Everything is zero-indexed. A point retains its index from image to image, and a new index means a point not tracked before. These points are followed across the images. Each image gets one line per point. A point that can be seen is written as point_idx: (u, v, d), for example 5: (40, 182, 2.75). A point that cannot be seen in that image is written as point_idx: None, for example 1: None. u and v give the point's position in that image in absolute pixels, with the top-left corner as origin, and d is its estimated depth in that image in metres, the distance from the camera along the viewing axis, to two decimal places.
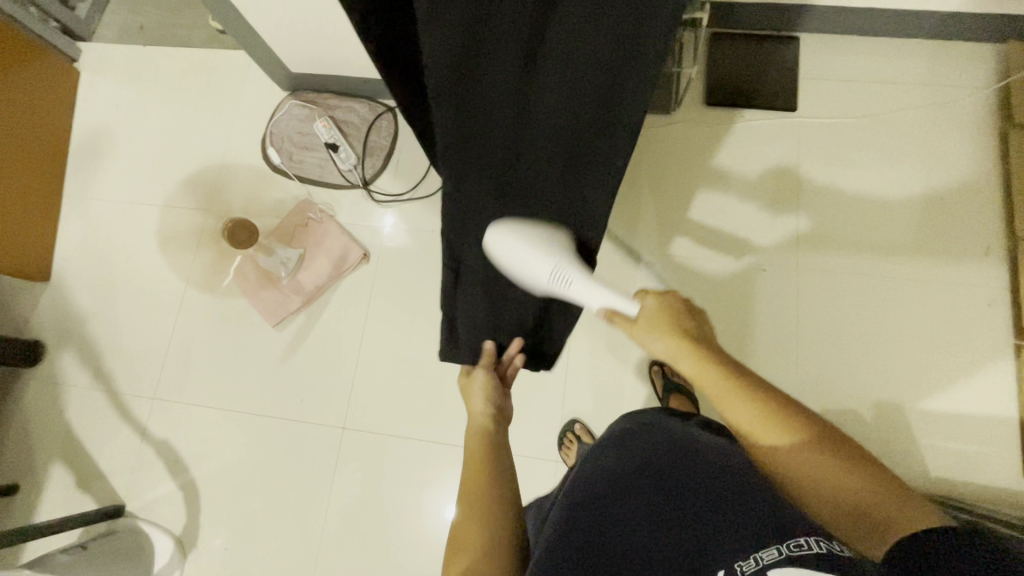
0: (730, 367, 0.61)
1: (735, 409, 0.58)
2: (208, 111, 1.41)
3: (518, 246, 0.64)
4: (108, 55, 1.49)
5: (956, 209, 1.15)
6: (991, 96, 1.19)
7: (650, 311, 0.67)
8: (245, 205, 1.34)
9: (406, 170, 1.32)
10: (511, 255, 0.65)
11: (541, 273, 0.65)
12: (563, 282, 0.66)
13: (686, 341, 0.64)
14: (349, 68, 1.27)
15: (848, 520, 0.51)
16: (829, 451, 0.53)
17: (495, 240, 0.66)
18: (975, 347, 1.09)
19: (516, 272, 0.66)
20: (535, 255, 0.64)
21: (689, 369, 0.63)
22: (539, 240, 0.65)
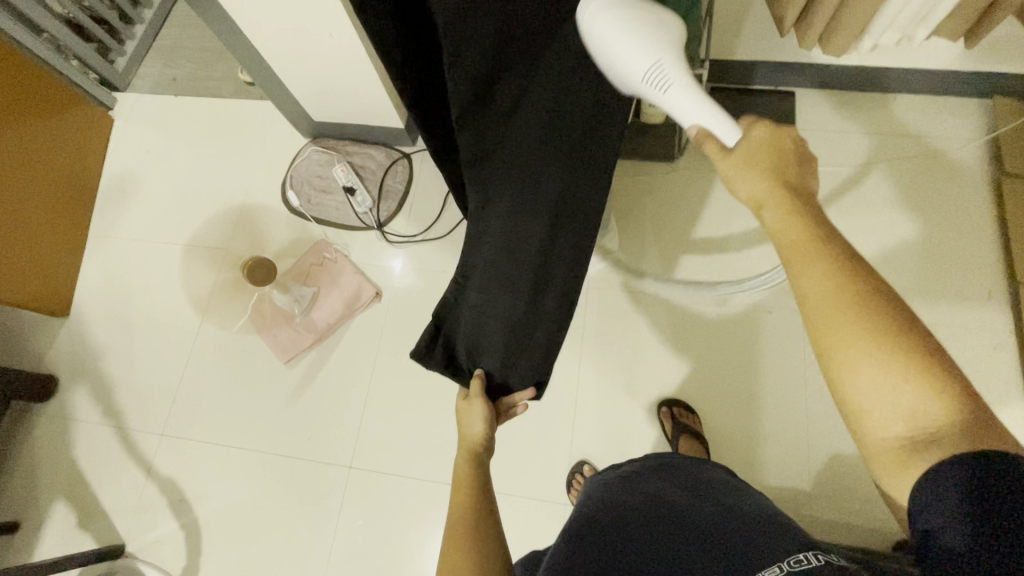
0: (821, 225, 0.47)
1: (813, 275, 0.45)
2: (233, 156, 1.48)
3: (619, 30, 0.47)
4: (141, 104, 1.59)
5: (956, 254, 1.18)
6: (982, 147, 1.24)
7: (755, 146, 0.51)
8: (263, 245, 1.39)
9: (419, 213, 1.37)
10: (612, 39, 0.47)
11: (638, 65, 0.49)
12: (659, 86, 0.50)
13: (778, 187, 0.48)
14: (368, 117, 1.34)
15: (901, 444, 0.43)
16: (909, 360, 0.42)
17: (592, 16, 0.48)
18: (984, 391, 1.09)
19: (603, 59, 0.49)
20: (636, 41, 0.48)
21: (772, 220, 0.48)
22: (643, 21, 0.48)
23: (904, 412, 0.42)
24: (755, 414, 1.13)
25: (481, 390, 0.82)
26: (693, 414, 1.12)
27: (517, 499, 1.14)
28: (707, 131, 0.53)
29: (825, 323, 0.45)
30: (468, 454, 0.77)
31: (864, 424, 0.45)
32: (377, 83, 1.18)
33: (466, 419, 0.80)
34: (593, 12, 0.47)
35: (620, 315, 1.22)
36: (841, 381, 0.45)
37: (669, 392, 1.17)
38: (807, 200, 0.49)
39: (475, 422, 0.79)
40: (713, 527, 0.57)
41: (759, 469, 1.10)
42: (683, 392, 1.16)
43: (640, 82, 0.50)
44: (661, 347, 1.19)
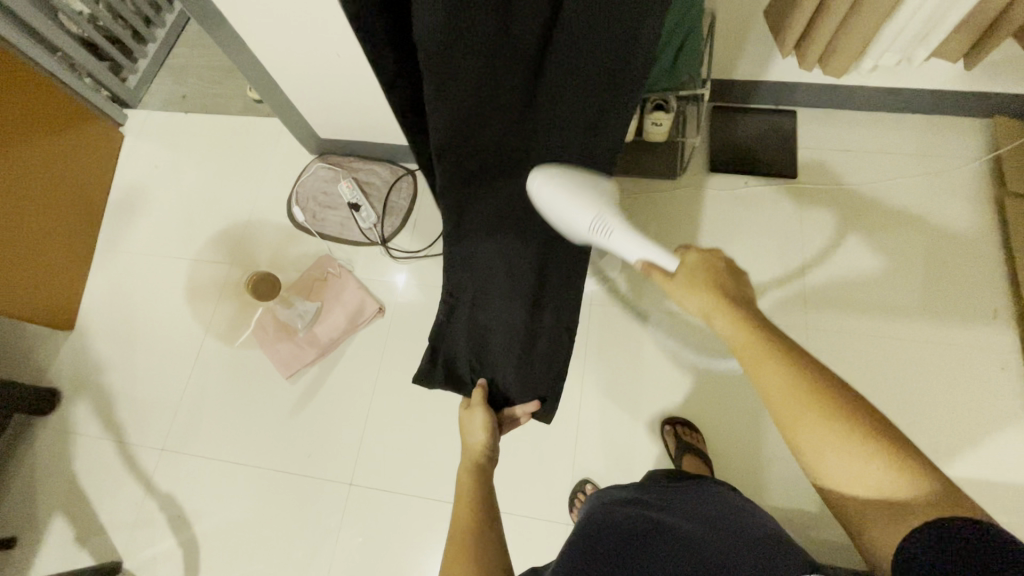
0: (766, 330, 0.57)
1: (770, 374, 0.55)
2: (239, 171, 1.50)
3: (560, 193, 0.68)
4: (151, 120, 1.62)
5: (961, 272, 1.18)
6: (984, 166, 1.25)
7: (694, 272, 0.62)
8: (267, 260, 1.40)
9: (423, 229, 1.38)
10: (554, 206, 0.68)
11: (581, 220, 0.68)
12: (602, 231, 0.67)
13: (724, 302, 0.59)
14: (373, 134, 1.36)
15: (873, 511, 0.51)
16: (862, 440, 0.51)
17: (539, 186, 0.70)
18: (992, 411, 1.08)
19: (559, 218, 0.69)
20: (575, 202, 0.67)
21: (723, 327, 0.59)
22: (582, 189, 0.68)
23: (873, 486, 0.51)
24: (759, 432, 1.12)
25: (483, 399, 0.86)
26: (697, 433, 1.11)
27: (519, 518, 1.12)
28: (651, 263, 0.66)
29: (787, 416, 0.54)
30: (472, 463, 0.78)
31: (846, 497, 0.53)
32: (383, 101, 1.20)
33: (468, 431, 0.83)
34: (539, 186, 0.69)
35: (622, 333, 1.22)
36: (810, 464, 0.54)
37: (673, 410, 1.16)
38: (743, 305, 0.60)
39: (477, 431, 0.82)
40: (718, 556, 0.57)
41: (764, 489, 1.09)
42: (686, 410, 1.15)
43: (589, 231, 0.68)
44: (664, 364, 1.19)
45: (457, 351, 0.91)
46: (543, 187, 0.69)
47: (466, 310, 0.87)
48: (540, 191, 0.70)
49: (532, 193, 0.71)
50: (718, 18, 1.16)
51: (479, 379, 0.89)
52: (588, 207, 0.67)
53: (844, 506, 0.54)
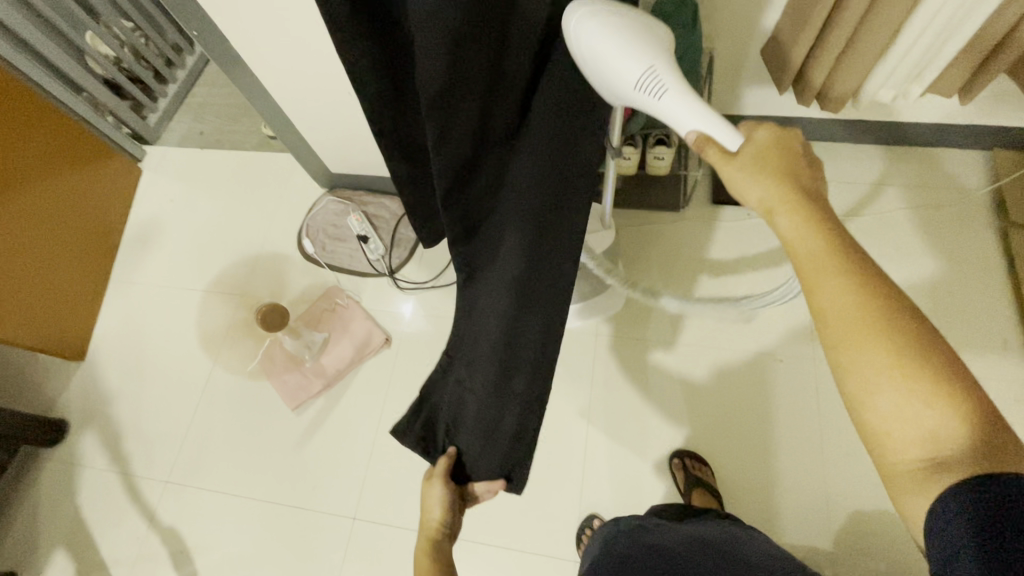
0: (840, 234, 0.42)
1: (832, 288, 0.41)
2: (252, 205, 1.54)
3: (611, 33, 0.47)
4: (168, 156, 1.67)
5: (968, 301, 1.18)
6: (986, 197, 1.26)
7: (759, 148, 0.46)
8: (277, 292, 1.42)
9: (430, 260, 1.40)
10: (601, 45, 0.47)
11: (628, 73, 0.48)
12: (653, 92, 0.49)
13: (794, 192, 0.43)
14: (382, 169, 1.40)
15: (924, 468, 0.40)
16: (925, 374, 0.40)
17: (577, 24, 0.49)
18: None
19: (599, 70, 0.50)
20: (626, 43, 0.48)
21: (785, 222, 0.43)
22: (635, 31, 0.49)
23: (922, 433, 0.40)
24: (770, 465, 1.10)
25: (445, 470, 0.84)
26: (706, 467, 1.10)
27: (525, 555, 1.10)
28: (708, 135, 0.49)
29: (840, 337, 0.42)
30: (427, 544, 0.79)
31: (886, 450, 0.42)
32: None
33: (428, 506, 0.82)
34: (579, 21, 0.48)
35: (628, 365, 1.22)
36: (854, 398, 0.42)
37: (681, 443, 1.14)
38: (818, 200, 0.44)
39: (435, 508, 0.81)
40: None
41: (776, 525, 1.06)
42: (695, 443, 1.14)
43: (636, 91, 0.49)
44: (672, 397, 1.18)
45: (454, 413, 0.85)
46: (579, 21, 0.48)
47: (466, 368, 0.81)
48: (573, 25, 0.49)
49: (568, 38, 0.50)
50: (716, 55, 1.20)
51: (450, 446, 0.86)
52: (637, 55, 0.48)
53: (885, 458, 0.42)
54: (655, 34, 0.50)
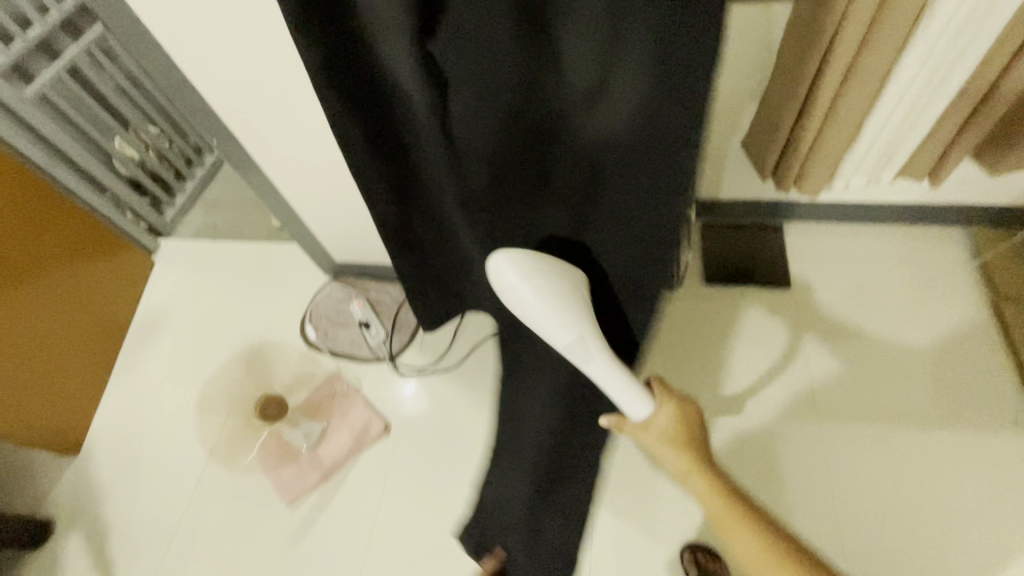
0: (727, 491, 0.72)
1: (735, 532, 0.70)
2: (258, 293, 1.58)
3: (540, 301, 0.70)
4: (180, 247, 1.74)
5: (969, 377, 1.18)
6: (973, 272, 1.29)
7: (661, 429, 0.74)
8: (278, 380, 1.42)
9: (430, 344, 1.41)
10: (536, 312, 0.70)
11: (562, 339, 0.70)
12: (583, 357, 0.70)
13: (697, 464, 0.73)
14: (385, 257, 1.45)
15: None
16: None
17: (510, 276, 0.72)
18: (1017, 529, 1.05)
19: (540, 327, 0.71)
20: (560, 318, 0.70)
21: (676, 461, 0.74)
22: (565, 307, 0.70)
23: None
24: None
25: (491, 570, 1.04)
26: (720, 561, 1.04)
27: None
28: (623, 404, 0.73)
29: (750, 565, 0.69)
30: None
31: None
32: None
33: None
34: (517, 286, 0.71)
35: (632, 450, 1.17)
36: None
37: (692, 534, 1.09)
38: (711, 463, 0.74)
39: None
40: None
41: None
42: (706, 533, 1.09)
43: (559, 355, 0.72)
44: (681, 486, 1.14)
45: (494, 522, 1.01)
46: (508, 275, 0.72)
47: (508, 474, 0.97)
48: (498, 279, 0.73)
49: (505, 290, 0.73)
50: None
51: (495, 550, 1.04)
52: (562, 325, 0.70)
53: None
54: (578, 299, 0.72)
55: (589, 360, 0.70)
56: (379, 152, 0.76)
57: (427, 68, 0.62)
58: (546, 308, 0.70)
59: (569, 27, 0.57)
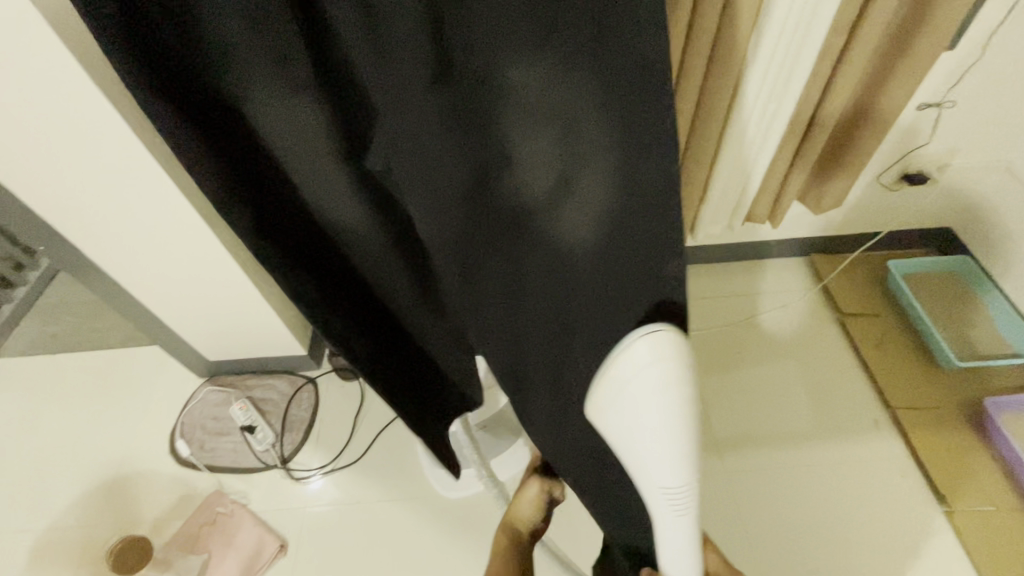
0: None
1: None
2: (115, 409, 1.36)
3: (668, 419, 0.45)
4: (8, 367, 1.46)
5: (834, 388, 1.33)
6: (819, 295, 1.48)
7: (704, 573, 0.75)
8: (143, 512, 1.21)
9: (329, 439, 1.29)
10: (650, 417, 0.45)
11: (669, 482, 0.49)
12: (676, 510, 0.51)
13: None
14: (267, 350, 1.32)
15: None
16: None
17: (643, 358, 0.45)
18: (899, 523, 1.15)
19: (648, 456, 0.48)
20: (675, 467, 0.48)
21: None
22: (687, 458, 0.48)
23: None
24: None
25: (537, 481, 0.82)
26: None
27: None
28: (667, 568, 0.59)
29: None
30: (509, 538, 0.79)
31: None
32: (274, 315, 1.20)
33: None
34: (644, 364, 0.45)
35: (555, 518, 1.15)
36: None
37: None
38: None
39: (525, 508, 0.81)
40: None
41: None
42: None
43: (658, 505, 0.51)
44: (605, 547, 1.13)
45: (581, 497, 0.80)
46: (647, 372, 0.45)
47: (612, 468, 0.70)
48: (618, 382, 0.47)
49: (629, 361, 0.46)
50: None
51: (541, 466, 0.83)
52: (684, 477, 0.49)
53: None
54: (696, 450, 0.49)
55: (683, 522, 0.52)
56: (333, 300, 0.66)
57: (372, 188, 0.55)
58: (671, 450, 0.47)
59: (519, 124, 0.39)
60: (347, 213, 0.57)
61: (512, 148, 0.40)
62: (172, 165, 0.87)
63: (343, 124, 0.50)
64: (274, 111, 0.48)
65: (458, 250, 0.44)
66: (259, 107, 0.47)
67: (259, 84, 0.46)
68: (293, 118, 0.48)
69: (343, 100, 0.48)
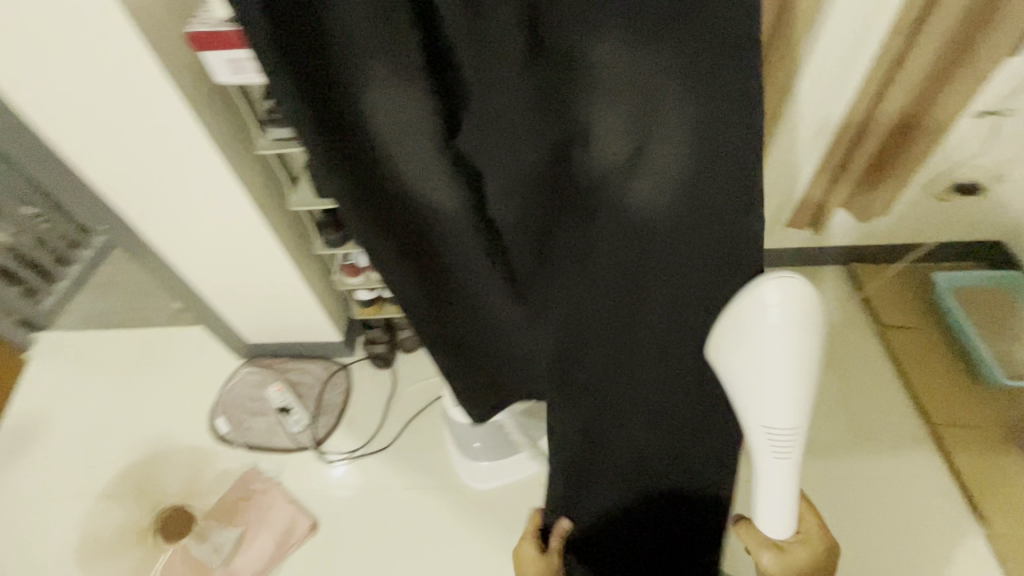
0: None
1: None
2: (159, 385, 1.42)
3: (784, 354, 0.49)
4: (62, 340, 1.54)
5: (871, 401, 1.29)
6: (860, 305, 1.44)
7: None
8: (182, 485, 1.26)
9: (360, 425, 1.32)
10: (775, 347, 0.49)
11: (779, 423, 0.53)
12: (781, 451, 0.55)
13: None
14: (304, 335, 1.35)
15: None
16: None
17: (772, 295, 0.49)
18: (934, 544, 1.12)
19: (760, 391, 0.51)
20: (782, 408, 0.52)
21: None
22: (802, 399, 0.51)
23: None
24: None
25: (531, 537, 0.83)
26: None
27: None
28: (761, 516, 0.62)
29: None
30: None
31: None
32: (312, 301, 1.23)
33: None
34: (771, 300, 0.49)
35: None
36: None
37: None
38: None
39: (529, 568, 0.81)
40: None
41: None
42: None
43: (760, 445, 0.56)
44: None
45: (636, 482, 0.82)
46: (775, 310, 0.49)
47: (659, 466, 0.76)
48: (740, 322, 0.51)
49: (757, 302, 0.50)
50: None
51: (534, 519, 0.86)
52: (795, 421, 0.52)
53: None
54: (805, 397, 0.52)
55: (781, 463, 0.56)
56: (433, 267, 0.76)
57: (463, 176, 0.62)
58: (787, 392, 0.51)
59: (596, 100, 0.51)
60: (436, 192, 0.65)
61: (586, 126, 0.53)
62: (227, 152, 0.90)
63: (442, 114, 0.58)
64: (387, 101, 0.55)
65: (523, 208, 0.59)
66: (369, 99, 0.56)
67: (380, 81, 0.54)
68: (409, 110, 0.56)
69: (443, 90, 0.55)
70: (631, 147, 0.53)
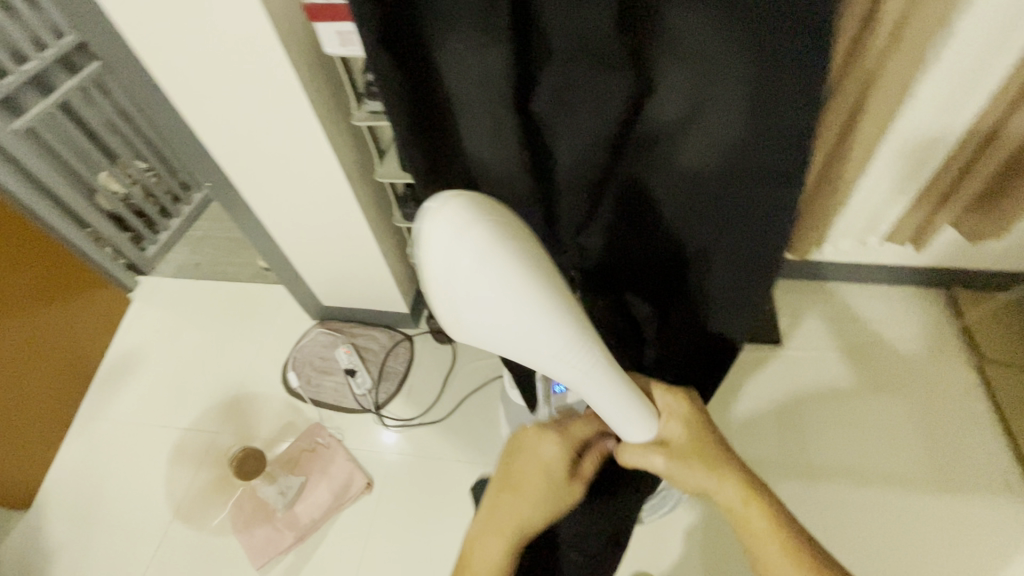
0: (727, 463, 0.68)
1: (753, 514, 0.65)
2: (240, 335, 1.53)
3: (497, 279, 0.46)
4: (160, 286, 1.70)
5: (959, 437, 1.19)
6: (958, 334, 1.32)
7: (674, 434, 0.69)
8: (255, 429, 1.36)
9: (419, 395, 1.36)
10: (483, 287, 0.46)
11: (547, 345, 0.51)
12: (577, 364, 0.54)
13: (694, 439, 0.69)
14: (374, 303, 1.41)
15: None
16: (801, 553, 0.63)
17: (438, 227, 0.47)
18: None
19: (500, 330, 0.50)
20: (543, 333, 0.50)
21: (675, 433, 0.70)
22: (551, 309, 0.49)
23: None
24: None
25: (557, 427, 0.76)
26: None
27: None
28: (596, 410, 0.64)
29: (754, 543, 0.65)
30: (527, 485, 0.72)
31: None
32: (386, 271, 1.28)
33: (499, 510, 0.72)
34: (450, 237, 0.46)
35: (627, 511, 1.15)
36: None
37: None
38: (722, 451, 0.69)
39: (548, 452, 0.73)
40: None
41: None
42: None
43: (555, 371, 0.55)
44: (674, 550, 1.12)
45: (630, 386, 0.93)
46: (446, 228, 0.47)
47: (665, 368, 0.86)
48: (434, 273, 0.49)
49: (430, 235, 0.48)
50: None
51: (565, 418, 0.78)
52: (563, 333, 0.51)
53: None
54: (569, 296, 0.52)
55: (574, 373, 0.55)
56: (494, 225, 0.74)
57: (528, 126, 0.59)
58: (536, 322, 0.49)
59: (665, 64, 0.51)
60: (498, 147, 0.61)
61: (650, 84, 0.53)
62: (325, 121, 0.95)
63: (518, 67, 0.52)
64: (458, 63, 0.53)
65: (578, 160, 0.60)
66: (449, 45, 0.52)
67: (455, 45, 0.51)
68: (477, 75, 0.53)
69: (524, 46, 0.51)
70: (683, 112, 0.54)
